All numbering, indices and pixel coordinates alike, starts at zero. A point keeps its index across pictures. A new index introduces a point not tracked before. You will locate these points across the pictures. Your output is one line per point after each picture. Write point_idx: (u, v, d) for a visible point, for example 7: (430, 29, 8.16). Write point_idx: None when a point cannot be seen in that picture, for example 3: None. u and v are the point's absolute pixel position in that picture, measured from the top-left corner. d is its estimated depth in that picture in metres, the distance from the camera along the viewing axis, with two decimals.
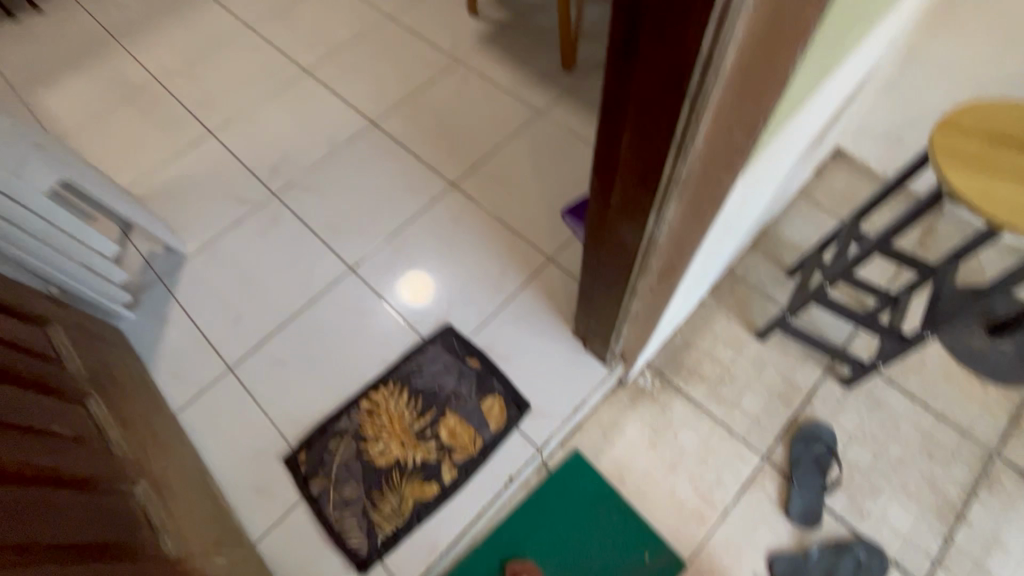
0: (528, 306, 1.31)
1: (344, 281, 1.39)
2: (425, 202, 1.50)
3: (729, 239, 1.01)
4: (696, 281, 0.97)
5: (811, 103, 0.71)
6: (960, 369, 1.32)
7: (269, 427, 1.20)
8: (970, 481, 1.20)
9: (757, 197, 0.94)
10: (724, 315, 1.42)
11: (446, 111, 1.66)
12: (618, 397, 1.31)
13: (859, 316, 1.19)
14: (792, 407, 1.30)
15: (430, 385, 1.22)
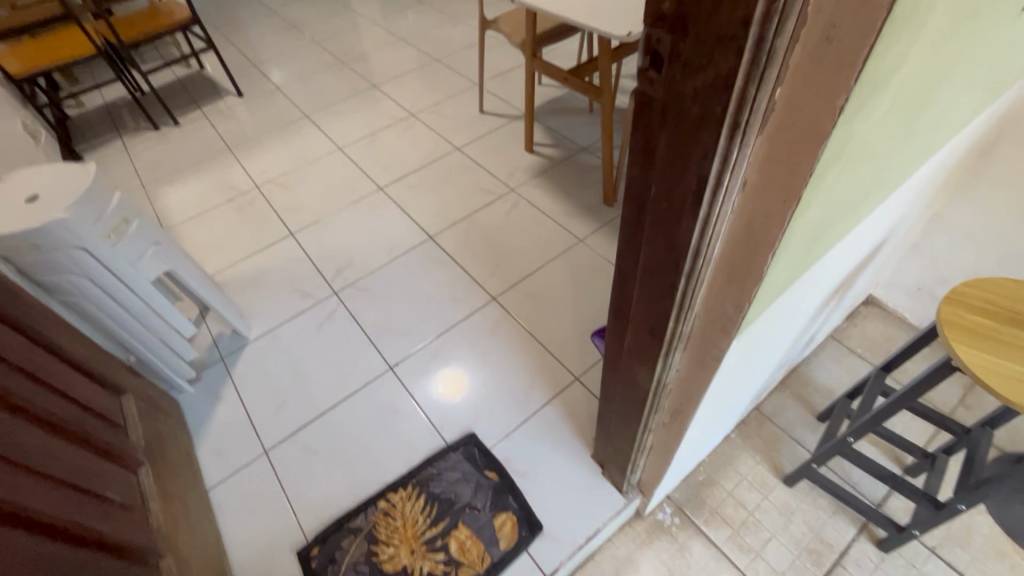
0: (551, 423, 1.35)
1: (382, 379, 1.49)
2: (466, 312, 1.63)
3: (746, 384, 1.05)
4: (710, 420, 1.00)
5: (813, 274, 0.79)
6: (1013, 548, 1.22)
7: (290, 515, 1.25)
8: None
9: (772, 347, 0.99)
10: (749, 454, 1.40)
11: (496, 232, 1.85)
12: (634, 529, 1.29)
13: (890, 474, 1.15)
14: (821, 566, 1.22)
15: (447, 493, 1.24)
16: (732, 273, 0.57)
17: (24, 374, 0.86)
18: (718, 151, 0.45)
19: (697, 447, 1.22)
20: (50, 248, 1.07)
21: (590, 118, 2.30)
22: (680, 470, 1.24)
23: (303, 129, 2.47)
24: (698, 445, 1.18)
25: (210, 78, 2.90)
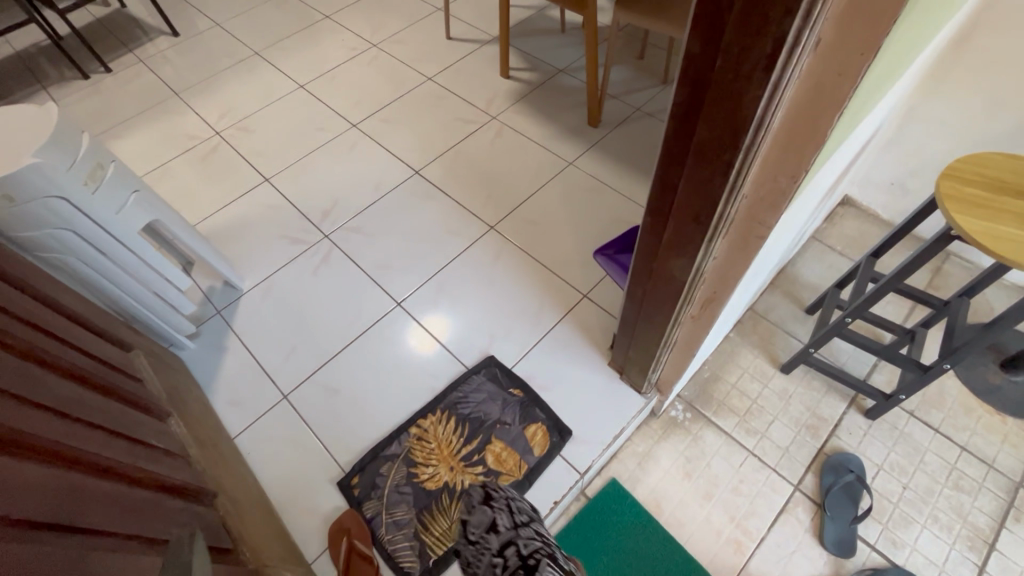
0: (566, 339, 1.40)
1: (391, 316, 1.48)
2: (466, 242, 1.61)
3: (759, 277, 1.11)
4: (730, 310, 1.06)
5: (836, 154, 0.82)
6: (978, 404, 1.39)
7: (322, 450, 1.27)
8: (997, 511, 1.24)
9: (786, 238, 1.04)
10: (748, 350, 1.51)
11: (484, 161, 1.81)
12: (651, 427, 1.40)
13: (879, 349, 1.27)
14: (819, 438, 1.36)
15: (476, 412, 1.29)
16: (790, 143, 0.60)
17: (39, 328, 0.81)
18: (801, 7, 0.46)
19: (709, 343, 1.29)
20: (26, 200, 0.98)
21: (563, 38, 2.22)
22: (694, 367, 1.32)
23: (256, 68, 2.27)
24: (711, 341, 1.25)
25: (135, 16, 2.59)
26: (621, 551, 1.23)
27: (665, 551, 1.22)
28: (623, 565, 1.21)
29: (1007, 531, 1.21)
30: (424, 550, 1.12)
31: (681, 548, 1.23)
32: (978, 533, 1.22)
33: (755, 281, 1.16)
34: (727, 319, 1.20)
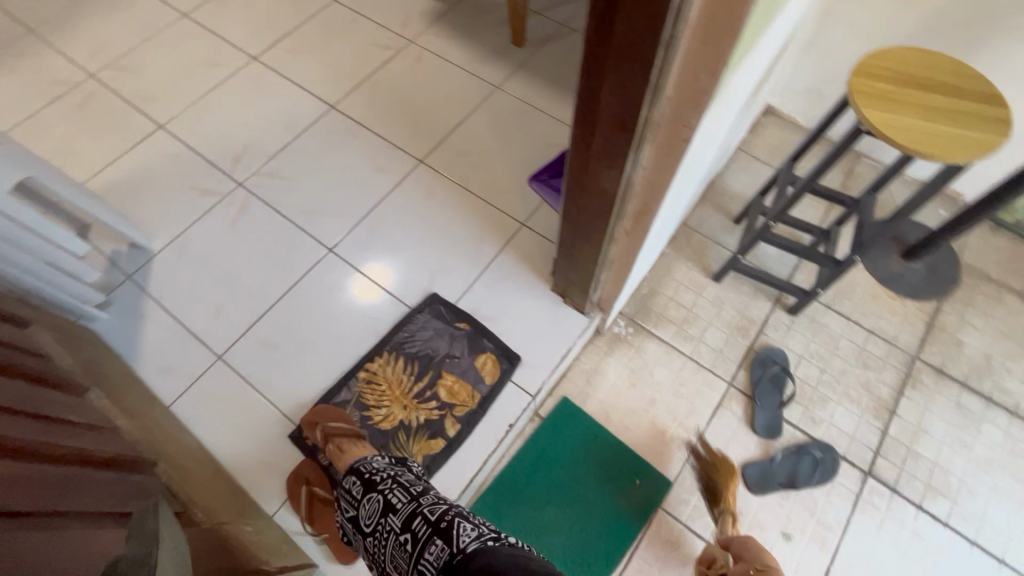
0: (508, 268, 1.39)
1: (323, 262, 1.41)
2: (395, 179, 1.53)
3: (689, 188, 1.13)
4: (663, 222, 1.07)
5: (756, 51, 0.82)
6: (884, 291, 1.52)
7: (269, 406, 1.23)
8: (898, 381, 1.40)
9: (713, 146, 1.05)
10: (683, 264, 1.57)
11: (405, 90, 1.69)
12: (597, 345, 1.45)
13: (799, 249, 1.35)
14: (749, 337, 1.46)
15: (424, 350, 1.28)
16: (709, 35, 0.59)
17: None
18: None
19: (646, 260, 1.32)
20: None
21: None
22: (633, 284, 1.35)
23: None
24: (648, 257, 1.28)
25: None
26: (576, 461, 1.30)
27: (615, 455, 1.31)
28: (579, 473, 1.29)
29: (906, 399, 1.38)
30: None
31: (630, 451, 1.32)
32: (882, 403, 1.38)
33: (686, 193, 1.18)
34: (661, 235, 1.23)
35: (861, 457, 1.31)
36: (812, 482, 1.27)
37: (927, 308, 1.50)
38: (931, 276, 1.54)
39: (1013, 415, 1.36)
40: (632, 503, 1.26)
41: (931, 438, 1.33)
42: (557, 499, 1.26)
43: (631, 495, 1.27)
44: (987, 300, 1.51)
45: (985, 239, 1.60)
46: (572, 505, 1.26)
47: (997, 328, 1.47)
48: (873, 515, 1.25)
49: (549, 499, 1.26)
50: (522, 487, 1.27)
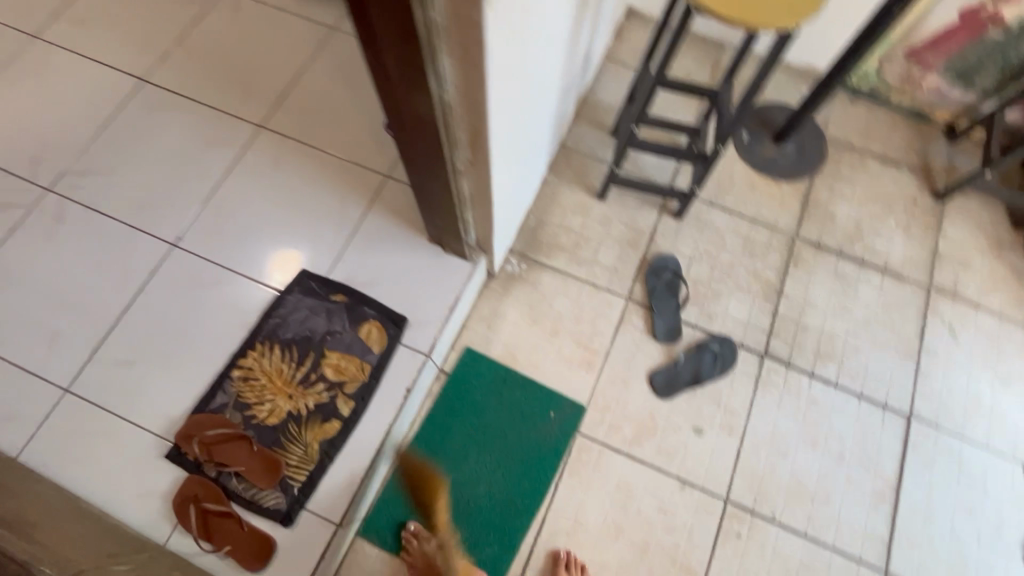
0: (379, 227, 1.28)
1: (169, 260, 1.24)
2: (236, 152, 1.36)
3: (539, 104, 1.05)
4: (514, 146, 1.00)
5: None
6: (760, 179, 1.55)
7: (137, 430, 1.10)
8: (782, 263, 1.45)
9: (551, 53, 0.97)
10: (567, 188, 1.52)
11: (229, 47, 1.48)
12: (492, 288, 1.40)
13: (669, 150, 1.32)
14: (640, 249, 1.45)
15: (301, 332, 1.18)
16: None
17: None
18: None
19: (519, 190, 1.25)
20: None
21: None
22: (512, 219, 1.29)
23: None
24: (518, 187, 1.21)
25: None
26: (489, 408, 1.27)
27: (527, 394, 1.29)
28: (494, 421, 1.26)
29: (791, 278, 1.43)
30: (285, 482, 1.06)
31: (539, 386, 1.31)
32: (770, 287, 1.42)
33: (540, 110, 1.10)
34: (524, 162, 1.16)
35: (757, 342, 1.36)
36: (715, 375, 1.32)
37: (801, 187, 1.54)
38: (801, 155, 1.57)
39: (884, 272, 1.45)
40: (550, 436, 1.26)
41: (817, 309, 1.40)
42: (477, 449, 1.23)
43: (547, 429, 1.26)
44: (853, 169, 1.57)
45: (845, 110, 1.64)
46: (492, 453, 1.24)
47: (864, 194, 1.54)
48: (772, 392, 1.32)
49: (468, 453, 1.23)
50: (439, 448, 1.23)
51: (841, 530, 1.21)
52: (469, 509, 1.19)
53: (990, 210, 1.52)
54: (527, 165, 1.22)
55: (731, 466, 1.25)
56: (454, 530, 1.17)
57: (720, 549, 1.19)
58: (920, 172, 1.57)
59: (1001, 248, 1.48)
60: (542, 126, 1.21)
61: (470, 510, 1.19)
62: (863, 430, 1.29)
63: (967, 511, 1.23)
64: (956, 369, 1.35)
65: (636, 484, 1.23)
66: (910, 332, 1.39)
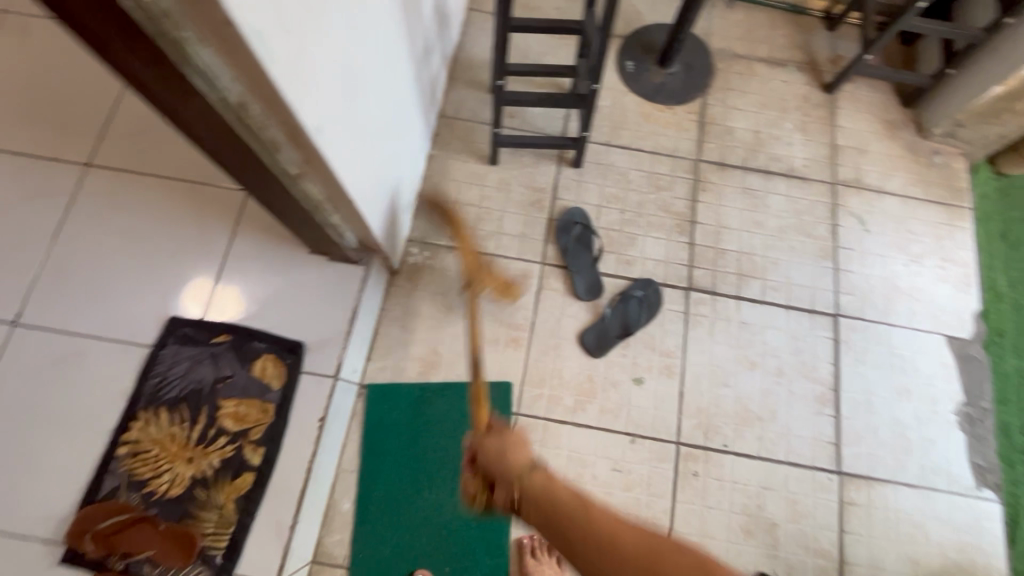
0: (251, 249, 1.14)
1: (14, 342, 1.07)
2: (65, 201, 1.17)
3: (381, 75, 0.93)
4: (360, 130, 0.88)
5: None
6: (653, 107, 1.48)
7: (21, 541, 0.96)
8: (690, 191, 1.40)
9: (376, 15, 0.84)
10: (456, 159, 1.41)
11: (27, 80, 1.25)
12: (398, 285, 1.29)
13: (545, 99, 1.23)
14: (545, 209, 1.37)
15: (187, 387, 1.05)
16: None
17: None
18: None
19: (393, 174, 1.13)
20: None
21: None
22: (395, 207, 1.18)
23: None
24: (388, 172, 1.09)
25: None
26: (414, 426, 1.18)
27: (450, 395, 1.21)
28: (424, 434, 1.18)
29: (701, 204, 1.39)
30: (206, 553, 0.96)
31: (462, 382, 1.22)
32: (682, 218, 1.38)
33: (387, 81, 0.98)
34: (385, 143, 1.04)
35: (679, 277, 1.32)
36: (644, 321, 1.28)
37: (695, 107, 1.48)
38: (689, 74, 1.50)
39: (790, 177, 1.42)
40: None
41: (732, 231, 1.37)
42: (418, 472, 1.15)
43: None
44: (742, 78, 1.52)
45: (725, 18, 1.57)
46: (439, 466, 1.16)
47: (757, 102, 1.49)
48: (704, 325, 1.29)
49: (410, 475, 1.15)
50: (380, 484, 1.14)
51: (792, 443, 1.21)
52: (445, 535, 1.12)
53: (878, 93, 1.51)
54: (394, 145, 1.10)
55: (676, 408, 1.23)
56: (440, 559, 1.11)
57: (680, 493, 1.17)
58: (807, 67, 1.53)
59: (895, 128, 1.48)
60: (400, 99, 1.08)
61: (445, 534, 1.12)
62: (797, 341, 1.29)
63: (904, 393, 1.26)
64: (871, 259, 1.36)
65: (586, 450, 1.20)
66: (823, 232, 1.38)
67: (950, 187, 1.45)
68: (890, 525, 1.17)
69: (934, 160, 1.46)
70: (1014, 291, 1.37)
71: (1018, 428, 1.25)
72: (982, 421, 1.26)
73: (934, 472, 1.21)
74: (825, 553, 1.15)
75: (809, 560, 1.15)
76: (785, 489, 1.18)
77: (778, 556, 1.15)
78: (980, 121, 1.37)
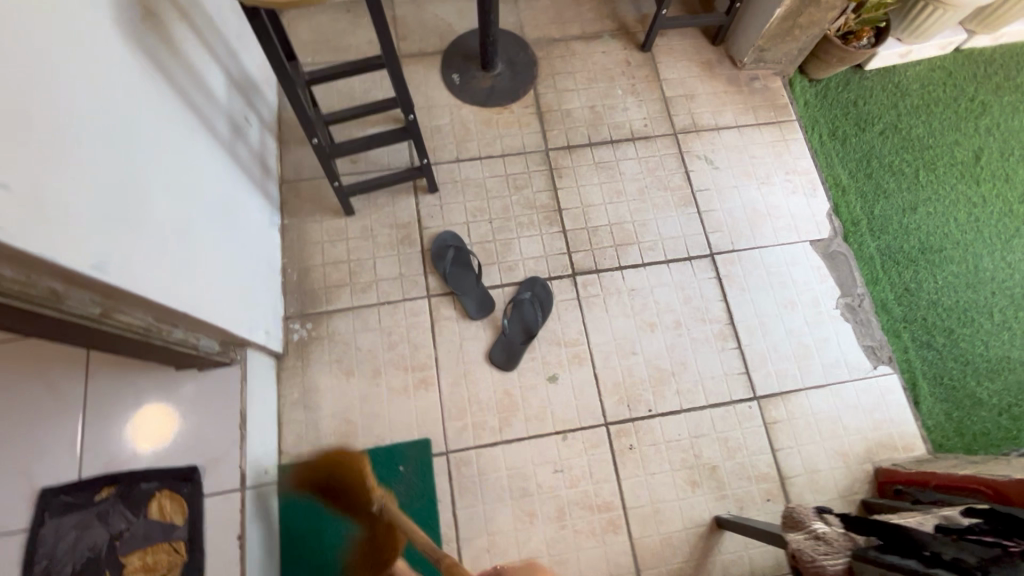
0: (110, 387, 1.04)
1: None
2: None
3: (170, 174, 0.88)
4: (164, 237, 0.83)
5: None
6: (490, 112, 1.49)
7: None
8: (548, 181, 1.43)
9: (131, 119, 0.79)
10: (311, 221, 1.36)
11: None
12: (289, 366, 1.24)
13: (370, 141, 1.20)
14: (416, 242, 1.36)
15: (79, 558, 0.97)
16: None
17: None
18: None
19: (235, 260, 1.08)
20: None
21: None
22: (252, 291, 1.13)
23: None
24: (227, 261, 1.05)
25: None
26: (336, 508, 1.15)
27: None
28: (348, 514, 1.15)
29: (562, 191, 1.42)
30: None
31: (375, 449, 1.20)
32: (549, 210, 1.40)
33: (184, 176, 0.93)
34: (210, 236, 0.99)
35: (562, 267, 1.35)
36: (542, 319, 1.29)
37: (530, 100, 1.51)
38: (514, 70, 1.53)
39: (635, 140, 1.48)
40: (413, 488, 1.17)
41: (597, 207, 1.41)
42: (349, 554, 1.13)
43: (407, 483, 1.17)
44: (565, 60, 1.56)
45: (532, 8, 1.61)
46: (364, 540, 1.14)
47: (585, 78, 1.54)
48: (598, 304, 1.32)
49: (340, 561, 1.12)
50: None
51: (708, 386, 1.27)
52: None
53: (689, 39, 1.60)
54: (224, 233, 1.05)
55: (595, 392, 1.25)
56: None
57: (623, 470, 1.19)
58: (620, 33, 1.60)
59: (713, 67, 1.57)
60: (213, 186, 1.03)
61: None
62: (685, 290, 1.34)
63: (789, 305, 1.34)
64: (727, 192, 1.44)
65: (524, 463, 1.19)
66: (679, 181, 1.44)
67: (775, 106, 1.55)
68: (812, 429, 1.25)
69: (754, 86, 1.57)
70: (855, 181, 1.54)
71: (892, 300, 1.42)
72: (862, 306, 1.37)
73: (835, 366, 1.30)
74: (766, 476, 1.21)
75: (755, 487, 1.20)
76: (715, 431, 1.23)
77: (727, 495, 1.19)
78: (778, 41, 1.47)
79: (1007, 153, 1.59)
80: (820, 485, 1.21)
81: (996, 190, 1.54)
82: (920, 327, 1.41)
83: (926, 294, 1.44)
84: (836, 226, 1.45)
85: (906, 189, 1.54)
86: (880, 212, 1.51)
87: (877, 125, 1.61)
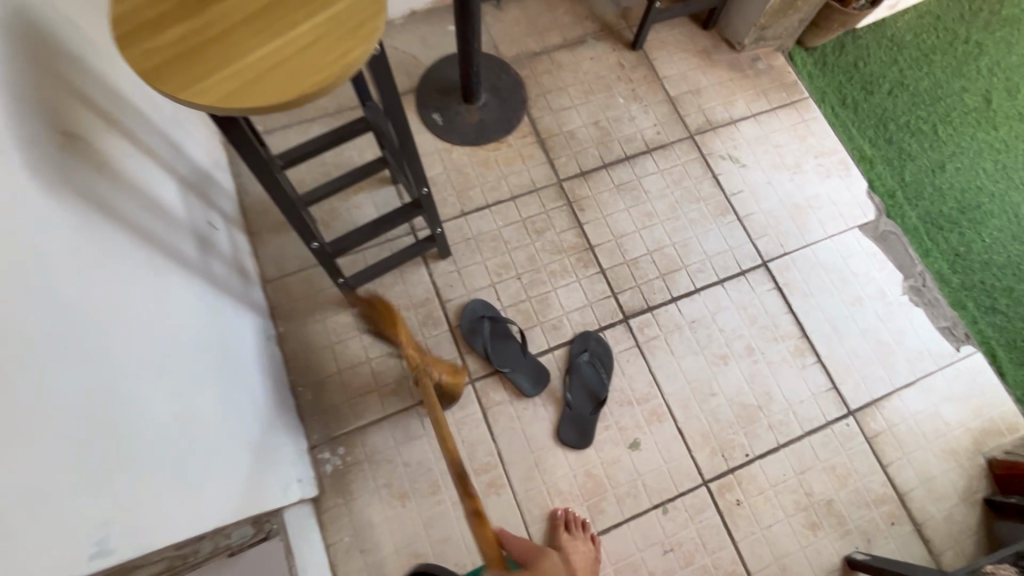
0: None
1: None
2: None
3: (127, 345, 0.64)
4: (129, 446, 0.59)
5: None
6: (486, 151, 1.30)
7: None
8: (571, 217, 1.26)
9: (60, 300, 0.55)
10: (312, 321, 1.14)
11: None
12: (330, 505, 1.03)
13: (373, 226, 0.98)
14: (441, 320, 1.16)
15: None
16: None
17: None
18: None
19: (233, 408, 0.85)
20: None
21: None
22: (262, 436, 0.90)
23: None
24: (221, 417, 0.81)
25: None
26: None
27: None
28: None
29: (588, 225, 1.25)
30: None
31: None
32: (579, 250, 1.23)
33: (149, 336, 0.69)
34: (203, 400, 0.76)
35: (611, 313, 1.19)
36: (606, 379, 1.13)
37: (526, 129, 1.33)
38: (501, 97, 1.34)
39: (651, 152, 1.33)
40: None
41: (631, 235, 1.25)
42: None
43: None
44: (554, 74, 1.38)
45: (502, 22, 1.42)
46: None
47: (580, 92, 1.37)
48: (661, 347, 1.17)
49: None
50: None
51: (799, 412, 1.14)
52: None
53: (679, 28, 1.45)
54: (215, 380, 0.82)
55: (684, 449, 1.10)
56: None
57: (736, 532, 1.06)
58: (604, 34, 1.43)
59: (711, 54, 1.44)
60: (189, 325, 0.79)
61: None
62: (748, 310, 1.21)
63: (856, 301, 1.23)
64: (761, 189, 1.31)
65: (629, 551, 1.04)
66: (709, 188, 1.30)
67: (784, 85, 1.43)
68: (915, 433, 1.15)
69: (758, 67, 1.44)
70: (878, 149, 1.44)
71: (948, 270, 1.33)
72: (925, 286, 1.28)
73: (920, 358, 1.20)
74: (884, 497, 1.10)
75: (876, 513, 1.09)
76: (819, 461, 1.11)
77: (851, 530, 1.08)
78: (780, 17, 1.35)
79: (1014, 91, 1.54)
80: (940, 493, 1.11)
81: (1013, 133, 1.49)
82: (981, 292, 1.33)
83: (977, 254, 1.37)
84: (877, 204, 1.35)
85: (929, 148, 1.47)
86: (911, 178, 1.42)
87: (883, 86, 1.52)
